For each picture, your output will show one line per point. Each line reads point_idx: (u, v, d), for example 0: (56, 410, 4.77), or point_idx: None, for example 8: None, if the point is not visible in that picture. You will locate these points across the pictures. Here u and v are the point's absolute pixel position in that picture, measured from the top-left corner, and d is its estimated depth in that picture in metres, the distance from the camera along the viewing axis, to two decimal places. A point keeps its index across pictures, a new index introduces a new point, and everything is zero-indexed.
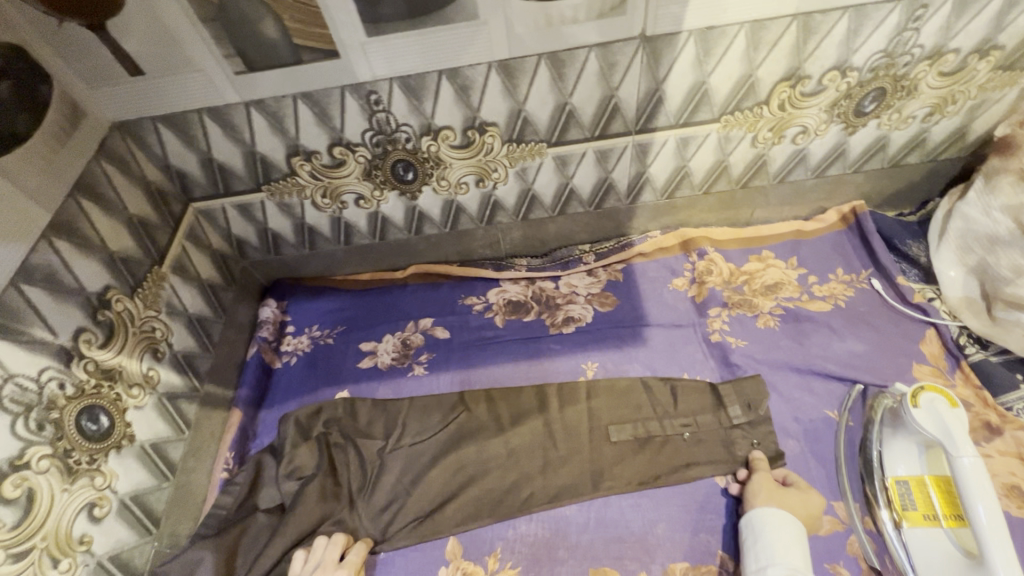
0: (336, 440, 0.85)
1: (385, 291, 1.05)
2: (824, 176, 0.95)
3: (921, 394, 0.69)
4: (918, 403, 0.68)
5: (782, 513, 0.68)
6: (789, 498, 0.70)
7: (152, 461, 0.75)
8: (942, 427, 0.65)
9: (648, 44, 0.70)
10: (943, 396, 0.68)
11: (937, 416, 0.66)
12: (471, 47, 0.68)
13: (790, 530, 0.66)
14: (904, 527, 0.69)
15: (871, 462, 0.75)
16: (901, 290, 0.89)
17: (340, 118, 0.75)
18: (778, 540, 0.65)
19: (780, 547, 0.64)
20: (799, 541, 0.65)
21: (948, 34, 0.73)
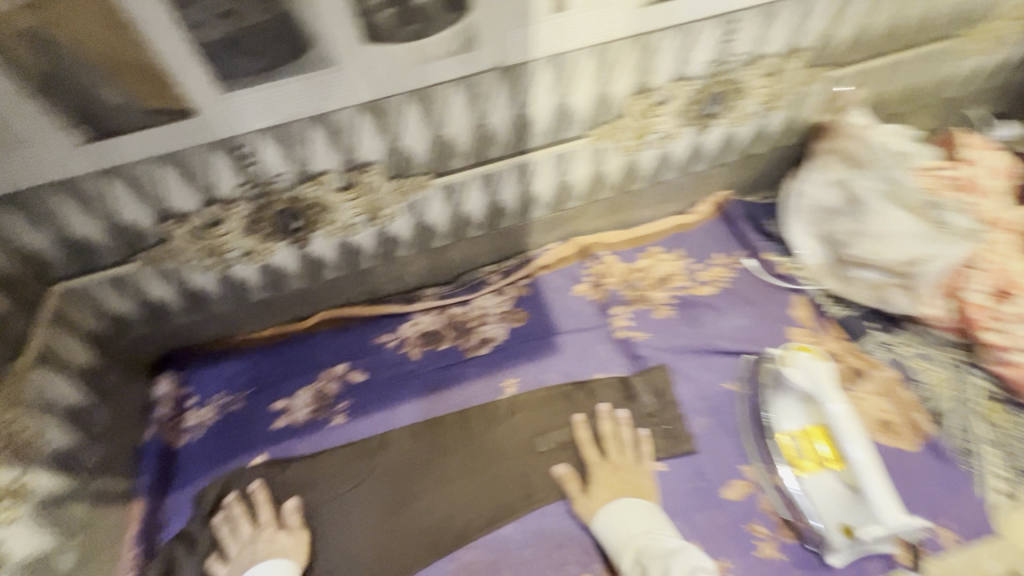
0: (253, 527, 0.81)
1: (294, 344, 1.01)
2: (690, 173, 1.05)
3: (791, 352, 0.77)
4: (792, 362, 0.77)
5: (608, 507, 0.76)
6: (604, 485, 0.79)
7: None
8: (813, 381, 0.74)
9: (506, 74, 0.74)
10: (810, 352, 0.78)
11: (808, 372, 0.75)
12: (336, 92, 0.69)
13: (620, 510, 0.75)
14: (801, 476, 0.76)
15: (766, 422, 0.82)
16: (766, 262, 1.00)
17: (210, 175, 0.73)
18: (615, 521, 0.74)
19: (621, 537, 0.72)
20: (628, 511, 0.74)
21: (760, 42, 0.84)
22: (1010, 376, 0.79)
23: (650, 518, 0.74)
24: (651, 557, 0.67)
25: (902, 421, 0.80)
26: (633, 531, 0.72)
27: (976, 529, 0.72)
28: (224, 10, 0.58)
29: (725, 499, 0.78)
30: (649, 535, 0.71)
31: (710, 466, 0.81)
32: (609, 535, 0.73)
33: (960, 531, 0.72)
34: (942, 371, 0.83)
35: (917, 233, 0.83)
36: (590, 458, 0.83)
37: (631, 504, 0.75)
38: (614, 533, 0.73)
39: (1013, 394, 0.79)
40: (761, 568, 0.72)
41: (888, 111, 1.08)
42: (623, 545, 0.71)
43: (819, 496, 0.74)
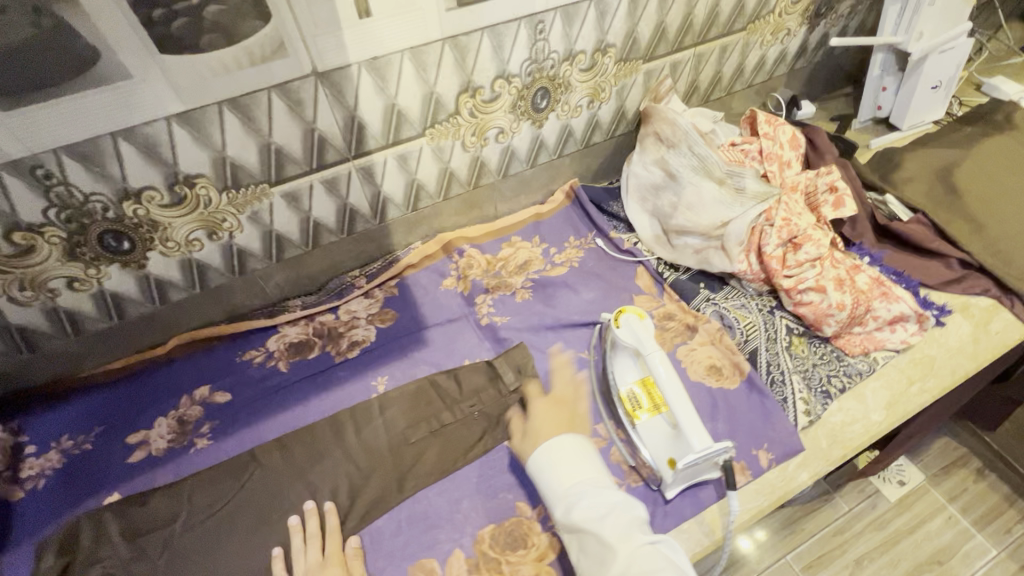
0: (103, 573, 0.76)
1: (149, 373, 0.96)
2: (538, 164, 1.12)
3: (621, 313, 0.85)
4: (620, 323, 0.85)
5: (543, 449, 0.76)
6: (541, 429, 0.80)
7: None
8: (635, 336, 0.82)
9: (325, 79, 0.77)
10: (634, 312, 0.85)
11: (631, 329, 0.83)
12: (138, 104, 0.67)
13: (554, 460, 0.74)
14: (637, 425, 0.82)
15: (610, 384, 0.87)
16: (615, 241, 1.08)
17: (7, 201, 0.69)
18: (551, 474, 0.73)
19: (556, 485, 0.72)
20: (562, 464, 0.73)
21: (570, 40, 0.93)
22: (809, 315, 0.92)
23: (583, 464, 0.73)
24: (583, 516, 0.67)
25: (727, 364, 0.91)
26: (568, 486, 0.71)
27: (788, 448, 0.83)
28: None
29: None
30: (580, 490, 0.70)
31: None
32: (546, 487, 0.73)
33: (776, 451, 0.83)
34: (755, 317, 0.95)
35: (722, 199, 0.96)
36: (537, 405, 0.84)
37: (563, 444, 0.75)
38: (549, 482, 0.73)
39: (813, 327, 0.93)
40: None
41: (703, 98, 1.22)
42: (560, 496, 0.71)
43: (650, 444, 0.80)
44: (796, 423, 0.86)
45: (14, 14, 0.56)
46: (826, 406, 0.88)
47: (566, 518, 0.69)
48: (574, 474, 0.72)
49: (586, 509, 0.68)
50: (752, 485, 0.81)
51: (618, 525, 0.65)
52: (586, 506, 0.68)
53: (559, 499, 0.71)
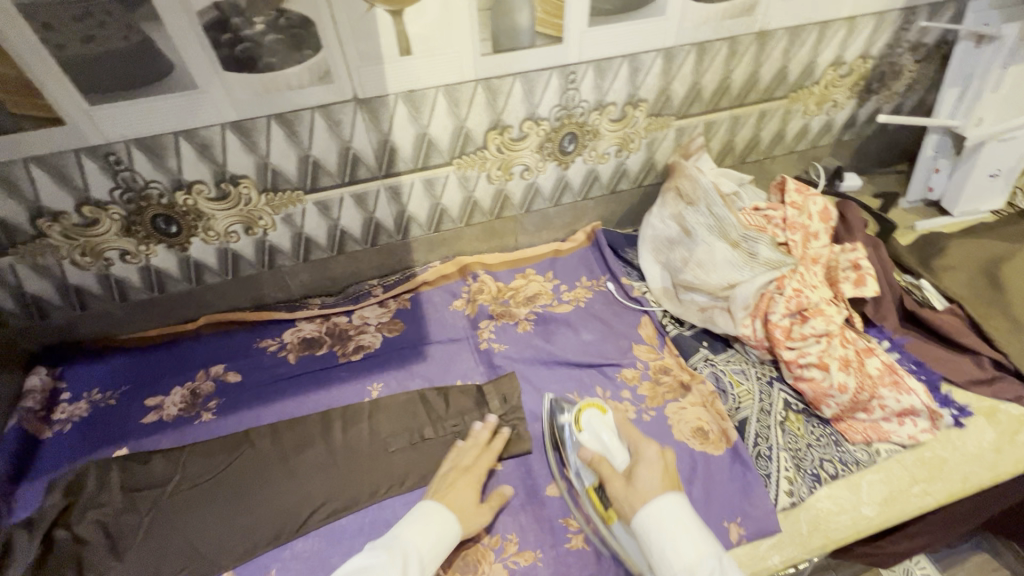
0: (95, 518, 0.83)
1: (177, 345, 1.06)
2: (561, 204, 1.16)
3: (579, 414, 0.86)
4: (582, 425, 0.85)
5: (652, 507, 0.69)
6: (644, 482, 0.72)
7: None
8: (597, 438, 0.83)
9: (364, 105, 0.85)
10: (595, 407, 0.87)
11: (593, 430, 0.84)
12: (198, 111, 0.77)
13: (675, 518, 0.68)
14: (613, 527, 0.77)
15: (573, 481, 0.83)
16: (625, 287, 1.09)
17: (82, 179, 0.80)
18: (670, 537, 0.66)
19: (675, 556, 0.65)
20: (683, 524, 0.67)
21: (601, 91, 0.97)
22: (809, 391, 0.88)
23: (699, 527, 0.68)
24: None
25: (714, 429, 0.89)
26: (692, 555, 0.65)
27: (763, 527, 0.80)
28: (85, 34, 0.67)
29: (547, 495, 0.84)
30: (706, 563, 0.64)
31: (540, 467, 0.88)
32: (661, 551, 0.66)
33: (749, 527, 0.80)
34: (751, 385, 0.93)
35: (733, 261, 0.95)
36: (632, 443, 0.79)
37: (683, 510, 0.68)
38: (665, 547, 0.66)
39: (812, 405, 0.90)
40: (569, 559, 0.78)
41: (738, 159, 1.22)
42: (684, 567, 0.64)
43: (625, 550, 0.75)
44: (777, 502, 0.82)
45: (109, 29, 0.67)
46: (813, 490, 0.84)
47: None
48: (701, 542, 0.66)
49: None
50: None
51: None
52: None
53: (683, 570, 0.64)
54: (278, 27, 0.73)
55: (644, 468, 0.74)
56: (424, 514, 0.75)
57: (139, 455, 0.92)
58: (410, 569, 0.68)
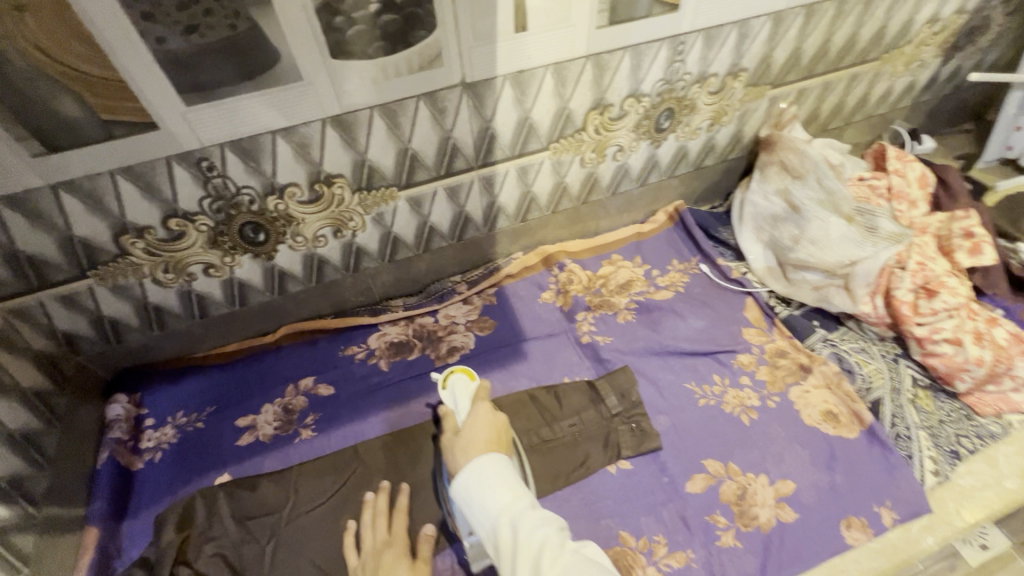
0: (216, 552, 0.78)
1: (258, 360, 0.99)
2: (647, 184, 1.10)
3: (450, 375, 0.86)
4: (447, 383, 0.85)
5: (471, 465, 0.65)
6: (470, 437, 0.70)
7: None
8: (454, 399, 0.82)
9: (470, 90, 0.77)
10: (465, 373, 0.86)
11: (452, 391, 0.83)
12: (301, 107, 0.69)
13: (492, 469, 0.64)
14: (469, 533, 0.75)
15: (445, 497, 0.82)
16: (722, 268, 1.05)
17: (171, 189, 0.71)
18: (481, 487, 0.63)
19: (490, 506, 0.62)
20: (500, 471, 0.64)
21: (706, 62, 0.90)
22: (940, 367, 0.87)
23: (515, 475, 0.65)
24: (526, 532, 0.59)
25: (846, 412, 0.87)
26: (503, 503, 0.62)
27: (914, 509, 0.78)
28: (188, 24, 0.58)
29: (687, 492, 0.81)
30: (518, 508, 0.61)
31: (673, 462, 0.84)
32: (476, 505, 0.63)
33: (900, 511, 0.78)
34: (878, 364, 0.90)
35: (851, 237, 0.91)
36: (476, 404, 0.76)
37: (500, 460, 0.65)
38: (473, 502, 0.63)
39: (942, 380, 0.88)
40: (723, 557, 0.76)
41: (822, 126, 1.17)
42: (501, 511, 0.61)
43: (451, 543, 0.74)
44: (924, 483, 0.80)
45: (215, 17, 0.58)
46: (955, 467, 0.82)
47: (507, 540, 0.59)
48: (519, 485, 0.64)
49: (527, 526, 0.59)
50: (872, 543, 0.77)
51: (554, 539, 0.58)
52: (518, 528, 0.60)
53: (499, 514, 0.61)
54: (394, 5, 0.64)
55: (473, 424, 0.72)
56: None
57: (244, 481, 0.86)
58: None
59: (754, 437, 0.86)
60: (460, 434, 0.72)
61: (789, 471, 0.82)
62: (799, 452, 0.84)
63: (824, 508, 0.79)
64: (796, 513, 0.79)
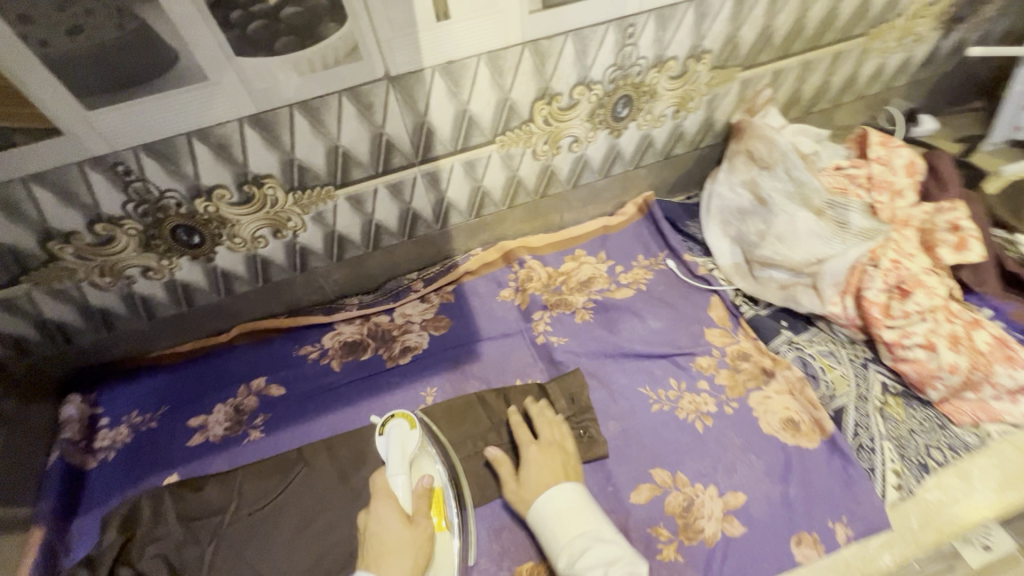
0: (157, 554, 0.77)
1: (213, 358, 0.99)
2: (611, 175, 1.05)
3: (388, 422, 0.76)
4: (385, 430, 0.75)
5: (546, 494, 0.71)
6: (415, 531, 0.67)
7: None
8: (389, 452, 0.74)
9: (397, 84, 0.73)
10: (404, 420, 0.76)
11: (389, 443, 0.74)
12: (211, 107, 0.66)
13: (567, 503, 0.70)
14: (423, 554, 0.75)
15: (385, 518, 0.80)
16: (689, 264, 1.00)
17: (89, 194, 0.70)
18: (554, 516, 0.68)
19: (557, 541, 0.67)
20: (572, 503, 0.69)
21: (662, 45, 0.84)
22: (912, 374, 0.80)
23: (589, 508, 0.70)
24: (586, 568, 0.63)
25: (807, 420, 0.81)
26: (572, 536, 0.66)
27: (872, 525, 0.73)
28: (70, 25, 0.55)
29: (632, 503, 0.77)
30: (587, 541, 0.65)
31: (619, 470, 0.80)
32: (548, 535, 0.68)
33: (857, 527, 0.73)
34: (845, 369, 0.84)
35: (820, 233, 0.85)
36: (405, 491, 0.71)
37: (573, 493, 0.70)
38: (548, 531, 0.68)
39: (915, 388, 0.82)
40: (664, 571, 0.71)
41: (805, 110, 1.09)
42: (566, 546, 0.66)
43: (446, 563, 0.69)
44: (884, 497, 0.75)
45: (98, 17, 0.56)
46: (921, 480, 0.76)
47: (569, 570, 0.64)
48: (589, 520, 0.68)
49: (592, 561, 0.63)
50: (825, 560, 0.72)
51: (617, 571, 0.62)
52: (589, 558, 0.63)
53: (565, 549, 0.66)
54: None
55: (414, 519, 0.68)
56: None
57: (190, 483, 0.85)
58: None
59: (707, 446, 0.81)
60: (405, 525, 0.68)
61: (741, 482, 0.77)
62: (753, 462, 0.79)
63: (775, 522, 0.74)
64: (745, 528, 0.74)
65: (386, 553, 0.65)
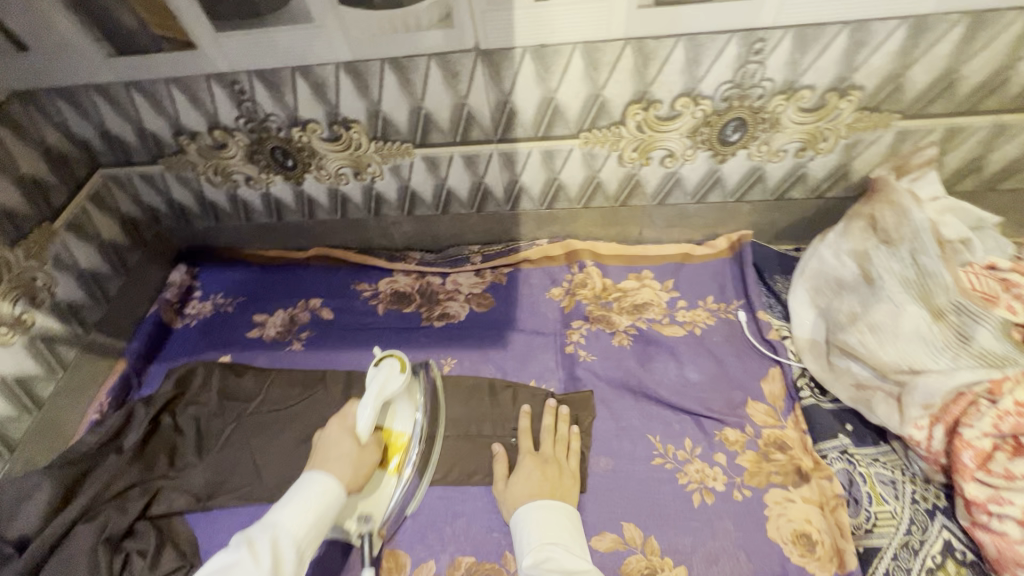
0: (191, 416, 0.90)
1: (290, 269, 1.10)
2: (705, 202, 0.94)
3: (384, 354, 0.68)
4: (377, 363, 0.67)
5: (530, 505, 0.70)
6: (360, 459, 0.66)
7: (43, 354, 0.88)
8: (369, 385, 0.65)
9: (486, 57, 0.72)
10: (398, 359, 0.67)
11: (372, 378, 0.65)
12: (314, 48, 0.72)
13: (546, 514, 0.69)
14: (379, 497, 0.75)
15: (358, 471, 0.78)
16: (759, 324, 0.87)
17: (212, 103, 0.81)
18: (531, 523, 0.68)
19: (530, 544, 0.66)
20: (554, 515, 0.69)
21: (796, 69, 0.72)
22: (990, 548, 0.62)
23: (573, 527, 0.68)
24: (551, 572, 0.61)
25: (827, 543, 0.69)
26: (545, 541, 0.65)
27: None
28: None
29: (590, 547, 0.72)
30: (558, 549, 0.64)
31: (591, 509, 0.75)
32: (520, 539, 0.67)
33: None
34: (898, 509, 0.69)
35: (928, 338, 0.69)
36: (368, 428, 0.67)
37: (558, 507, 0.70)
38: (523, 535, 0.67)
39: (991, 567, 0.63)
40: None
41: (985, 185, 0.86)
42: (535, 549, 0.65)
43: (383, 498, 0.71)
44: None
45: None
46: None
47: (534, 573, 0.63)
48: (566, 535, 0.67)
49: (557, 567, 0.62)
50: None
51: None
52: (562, 563, 0.63)
53: (532, 552, 0.65)
54: None
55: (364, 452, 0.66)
56: (305, 493, 0.64)
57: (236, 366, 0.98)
58: (283, 554, 0.59)
59: (697, 524, 0.73)
60: (355, 445, 0.66)
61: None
62: (740, 562, 0.69)
63: None
64: None
65: (329, 458, 0.66)
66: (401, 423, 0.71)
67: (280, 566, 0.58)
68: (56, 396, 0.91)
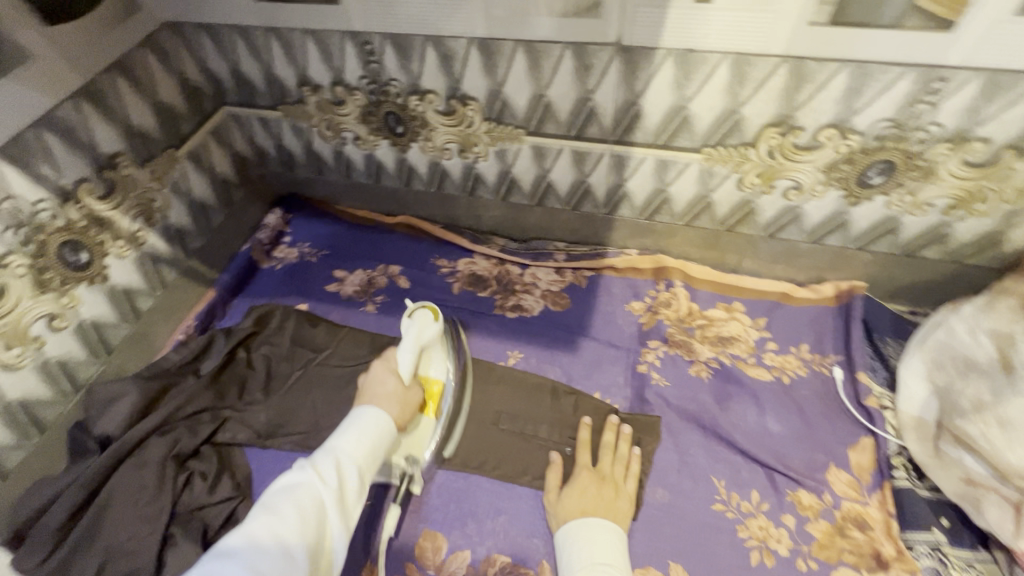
0: (265, 355, 0.94)
1: (375, 232, 1.12)
2: (821, 244, 0.86)
3: (416, 307, 0.77)
4: (411, 315, 0.76)
5: (578, 522, 0.68)
6: (406, 400, 0.70)
7: (148, 271, 0.94)
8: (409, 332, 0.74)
9: (625, 54, 0.69)
10: (432, 310, 0.77)
11: (411, 325, 0.74)
12: (452, 19, 0.71)
13: (593, 534, 0.66)
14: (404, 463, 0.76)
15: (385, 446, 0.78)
16: (858, 387, 0.80)
17: (340, 60, 0.82)
18: (578, 542, 0.66)
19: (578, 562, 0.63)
20: (599, 534, 0.66)
21: (973, 118, 0.64)
22: None
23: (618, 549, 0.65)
24: None
25: None
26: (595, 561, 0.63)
27: None
28: None
29: None
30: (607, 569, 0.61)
31: (640, 540, 0.72)
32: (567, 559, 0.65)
33: None
34: None
35: None
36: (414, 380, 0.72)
37: (603, 526, 0.67)
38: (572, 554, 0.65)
39: None
40: None
41: None
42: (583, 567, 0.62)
43: (423, 433, 0.76)
44: None
45: None
46: None
47: None
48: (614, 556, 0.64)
49: None
50: None
51: None
52: None
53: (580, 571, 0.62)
54: None
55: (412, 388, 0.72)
56: (361, 422, 0.64)
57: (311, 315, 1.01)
58: (347, 478, 0.59)
59: None
60: (399, 386, 0.70)
61: None
62: None
63: None
64: None
65: (377, 396, 0.69)
66: (435, 371, 0.78)
67: (346, 490, 0.58)
68: (152, 311, 0.96)
